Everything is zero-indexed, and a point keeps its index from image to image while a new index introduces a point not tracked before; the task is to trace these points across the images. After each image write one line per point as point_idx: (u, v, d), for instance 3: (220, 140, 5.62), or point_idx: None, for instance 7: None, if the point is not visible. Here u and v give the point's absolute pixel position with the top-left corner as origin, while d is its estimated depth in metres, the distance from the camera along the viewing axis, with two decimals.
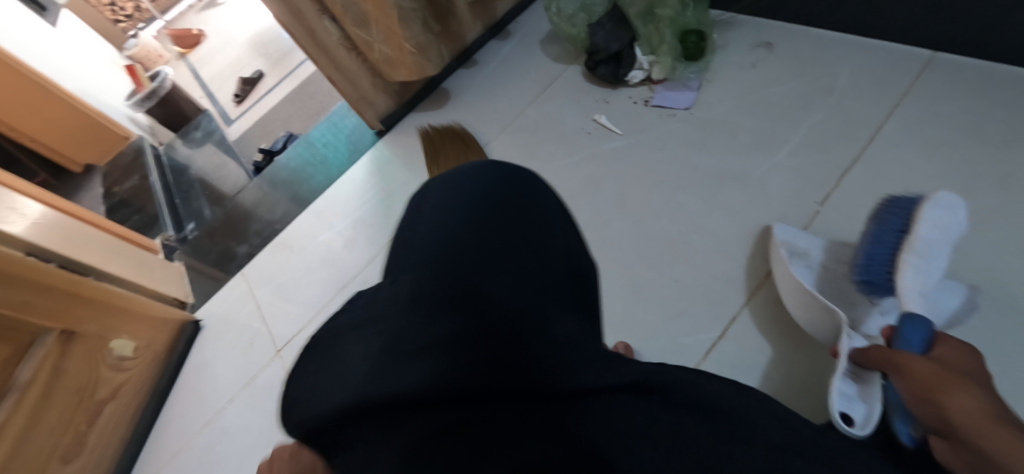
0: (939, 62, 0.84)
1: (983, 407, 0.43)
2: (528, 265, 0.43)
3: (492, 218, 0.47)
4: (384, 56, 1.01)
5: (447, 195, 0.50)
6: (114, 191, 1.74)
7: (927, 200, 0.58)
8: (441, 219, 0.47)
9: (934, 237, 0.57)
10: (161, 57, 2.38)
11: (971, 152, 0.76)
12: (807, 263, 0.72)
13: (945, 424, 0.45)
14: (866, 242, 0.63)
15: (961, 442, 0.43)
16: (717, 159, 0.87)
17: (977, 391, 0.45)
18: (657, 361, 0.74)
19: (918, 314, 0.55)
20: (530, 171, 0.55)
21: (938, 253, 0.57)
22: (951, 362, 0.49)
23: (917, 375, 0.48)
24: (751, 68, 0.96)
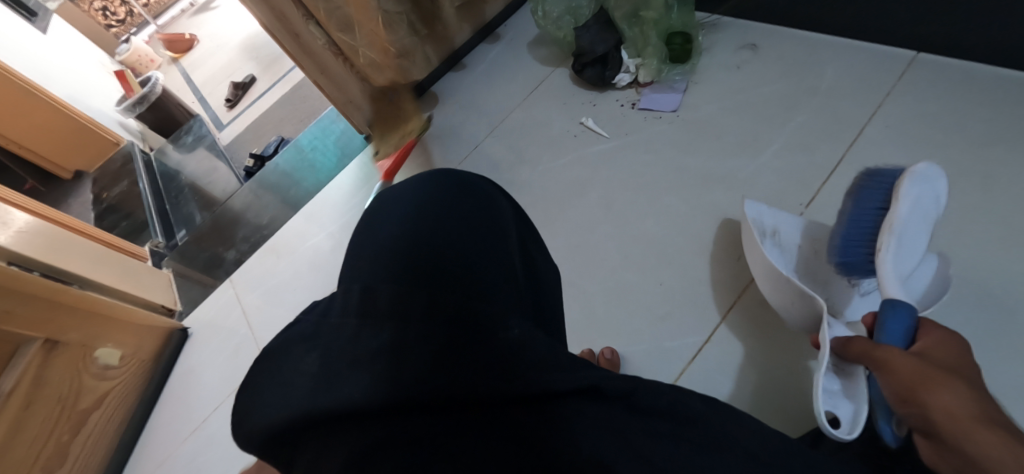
0: (923, 63, 0.84)
1: (969, 407, 0.42)
2: (488, 270, 0.44)
3: (452, 226, 0.48)
4: (370, 60, 1.01)
5: (408, 204, 0.52)
6: (103, 197, 1.73)
7: (906, 177, 0.60)
8: (402, 227, 0.48)
9: (909, 216, 0.59)
10: (152, 62, 2.37)
11: (955, 152, 0.76)
12: (776, 242, 0.73)
13: (929, 426, 0.44)
14: (844, 222, 0.64)
15: (947, 444, 0.43)
16: (704, 161, 0.87)
17: (963, 388, 0.43)
18: (644, 364, 0.74)
19: (899, 300, 0.53)
20: (484, 185, 0.57)
21: (914, 231, 0.59)
22: (934, 357, 0.47)
23: (900, 373, 0.46)
24: (736, 69, 0.96)
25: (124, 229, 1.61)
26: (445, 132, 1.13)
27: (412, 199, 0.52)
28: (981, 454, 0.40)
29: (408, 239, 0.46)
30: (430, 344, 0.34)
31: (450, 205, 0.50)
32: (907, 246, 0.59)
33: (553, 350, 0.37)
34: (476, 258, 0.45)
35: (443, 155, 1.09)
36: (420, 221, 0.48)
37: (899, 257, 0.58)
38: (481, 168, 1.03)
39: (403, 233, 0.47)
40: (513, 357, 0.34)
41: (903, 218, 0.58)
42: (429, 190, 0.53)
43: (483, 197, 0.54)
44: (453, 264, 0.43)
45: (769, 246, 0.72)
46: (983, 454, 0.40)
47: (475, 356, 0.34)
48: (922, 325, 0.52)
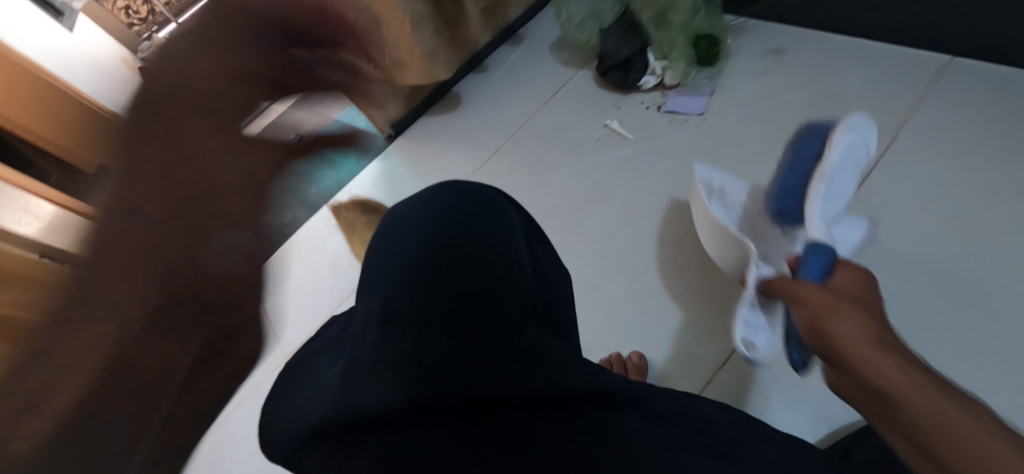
0: (957, 68, 0.82)
1: (868, 333, 0.39)
2: (504, 278, 0.44)
3: (465, 236, 0.48)
4: (394, 61, 1.01)
5: (420, 217, 0.51)
6: None
7: (840, 126, 0.65)
8: (413, 240, 0.48)
9: (840, 162, 0.63)
10: None
11: (989, 161, 0.74)
12: (723, 200, 0.75)
13: (832, 352, 0.41)
14: (782, 171, 0.67)
15: (849, 371, 0.39)
16: (728, 167, 0.87)
17: (868, 319, 0.40)
18: (667, 371, 0.74)
19: (822, 243, 0.56)
20: (492, 192, 0.57)
21: (843, 177, 0.64)
22: (846, 288, 0.47)
23: (810, 304, 0.45)
24: (763, 74, 0.95)
25: None
26: (466, 134, 1.13)
27: (421, 212, 0.52)
28: (879, 381, 0.35)
29: (423, 250, 0.46)
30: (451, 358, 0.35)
31: (462, 217, 0.51)
32: (836, 190, 0.64)
33: (562, 359, 0.37)
34: (490, 267, 0.45)
35: (464, 157, 1.10)
36: (433, 232, 0.48)
37: (827, 202, 0.62)
38: (502, 171, 1.03)
39: (414, 244, 0.47)
40: (531, 363, 0.36)
41: (833, 164, 0.63)
42: (438, 203, 0.53)
43: (491, 208, 0.54)
44: (467, 277, 0.43)
45: (713, 203, 0.74)
46: (872, 373, 0.36)
47: (497, 364, 0.35)
48: (843, 264, 0.52)
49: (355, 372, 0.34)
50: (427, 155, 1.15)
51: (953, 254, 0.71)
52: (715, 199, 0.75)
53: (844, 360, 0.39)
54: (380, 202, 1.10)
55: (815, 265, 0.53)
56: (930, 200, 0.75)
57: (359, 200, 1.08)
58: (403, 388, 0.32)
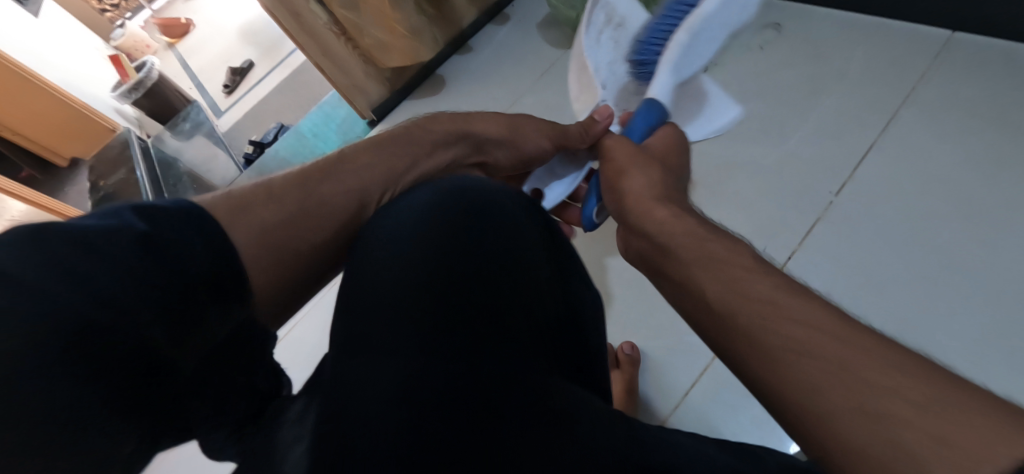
0: (958, 42, 0.78)
1: (651, 184, 0.56)
2: (510, 309, 0.42)
3: (473, 251, 0.44)
4: (376, 40, 0.97)
5: (423, 216, 0.47)
6: (101, 185, 1.70)
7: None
8: (410, 245, 0.44)
9: (713, 15, 0.65)
10: (149, 47, 2.30)
11: (993, 138, 0.70)
12: (616, 30, 0.73)
13: (621, 210, 0.57)
14: (659, 16, 0.69)
15: (631, 223, 0.54)
16: (723, 148, 0.84)
17: (655, 172, 0.57)
18: (664, 363, 0.69)
19: (655, 104, 0.67)
20: (499, 191, 0.50)
21: (707, 39, 0.69)
22: (656, 150, 0.63)
23: (619, 162, 0.60)
24: (759, 51, 0.90)
25: None
26: None
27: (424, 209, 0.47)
28: (658, 230, 0.50)
29: (425, 264, 0.43)
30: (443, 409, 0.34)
31: (472, 222, 0.46)
32: (697, 50, 0.69)
33: (567, 422, 0.36)
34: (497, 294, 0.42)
35: None
36: (437, 239, 0.44)
37: (685, 61, 0.69)
38: None
39: (412, 254, 0.44)
40: (524, 419, 0.35)
41: (704, 16, 0.65)
42: (447, 202, 0.48)
43: (502, 210, 0.48)
44: (470, 305, 0.41)
45: (601, 32, 0.72)
46: (650, 221, 0.51)
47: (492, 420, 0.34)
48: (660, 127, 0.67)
49: (336, 417, 0.34)
50: None
51: (957, 235, 0.67)
52: (608, 26, 0.73)
53: (641, 220, 0.53)
54: None
55: (643, 120, 0.67)
56: (933, 179, 0.71)
57: None
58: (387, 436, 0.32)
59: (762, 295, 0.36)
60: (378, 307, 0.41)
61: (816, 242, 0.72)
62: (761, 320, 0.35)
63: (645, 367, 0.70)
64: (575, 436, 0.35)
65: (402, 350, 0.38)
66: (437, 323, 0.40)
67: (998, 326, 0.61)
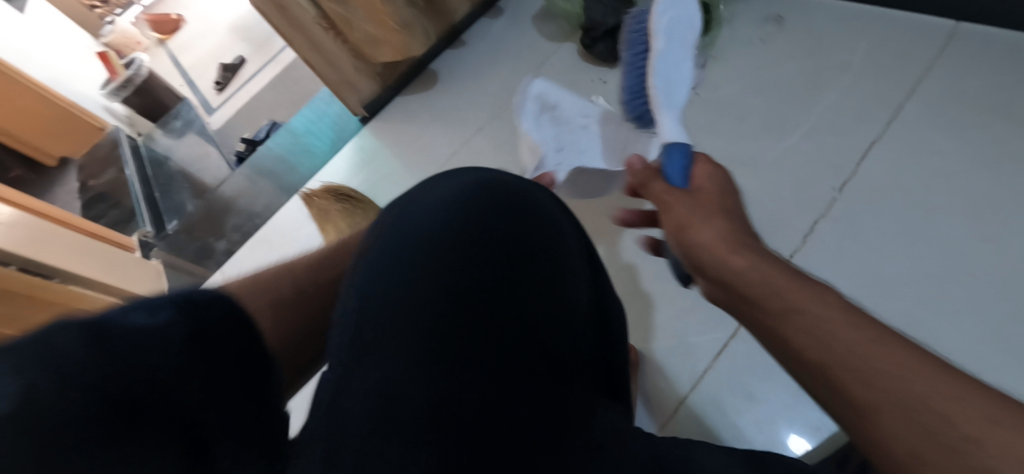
0: (963, 34, 0.76)
1: (723, 236, 0.41)
2: (544, 315, 0.39)
3: (505, 250, 0.41)
4: (366, 34, 0.94)
5: (451, 207, 0.43)
6: (90, 185, 1.66)
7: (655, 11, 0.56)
8: (438, 239, 0.41)
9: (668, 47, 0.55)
10: (139, 44, 2.26)
11: (1000, 131, 0.68)
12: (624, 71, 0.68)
13: (698, 267, 0.44)
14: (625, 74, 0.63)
15: (730, 294, 0.41)
16: (724, 143, 0.81)
17: (723, 221, 0.42)
18: (664, 365, 0.67)
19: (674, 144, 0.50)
20: (524, 189, 0.47)
21: (676, 62, 0.56)
22: (706, 194, 0.45)
23: (668, 215, 0.46)
24: (759, 43, 0.88)
25: (111, 218, 1.54)
26: (446, 114, 1.07)
27: (453, 200, 0.44)
28: (747, 292, 0.39)
29: (452, 261, 0.40)
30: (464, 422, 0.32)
31: (505, 218, 0.43)
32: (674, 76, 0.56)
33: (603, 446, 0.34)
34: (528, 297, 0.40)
35: (446, 138, 1.04)
36: (466, 234, 0.41)
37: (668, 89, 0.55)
38: (485, 153, 0.98)
39: (439, 248, 0.40)
40: (550, 439, 0.33)
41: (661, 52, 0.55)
42: (477, 194, 0.44)
43: (537, 208, 0.45)
44: (500, 309, 0.38)
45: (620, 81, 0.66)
46: (734, 275, 0.40)
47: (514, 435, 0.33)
48: (696, 160, 0.48)
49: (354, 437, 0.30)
50: (406, 138, 1.08)
51: (965, 232, 0.65)
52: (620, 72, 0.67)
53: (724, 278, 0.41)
54: (354, 189, 1.02)
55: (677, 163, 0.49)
56: (939, 173, 0.69)
57: (331, 187, 0.99)
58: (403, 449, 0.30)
59: (855, 352, 0.32)
60: (400, 302, 0.38)
61: (818, 240, 0.71)
62: (863, 363, 0.32)
63: (646, 370, 0.68)
64: (600, 458, 0.33)
65: (424, 352, 0.35)
66: (464, 326, 0.37)
67: (1009, 325, 0.60)
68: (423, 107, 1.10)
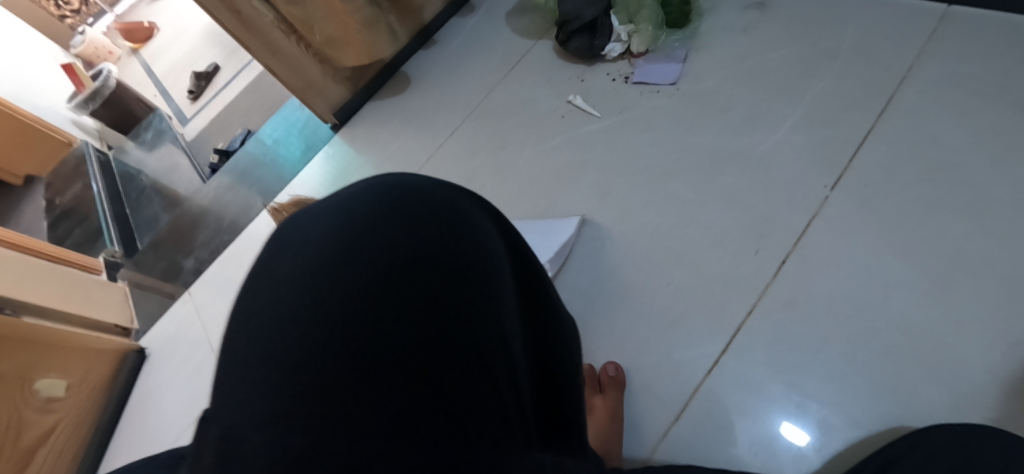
0: (952, 20, 0.73)
1: None
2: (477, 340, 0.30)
3: (433, 257, 0.32)
4: (328, 37, 0.90)
5: (361, 206, 0.33)
6: (56, 203, 1.59)
7: None
8: (335, 250, 0.31)
9: None
10: (110, 54, 2.17)
11: (997, 119, 0.65)
12: None
13: None
14: None
15: None
16: (711, 139, 0.76)
17: None
18: (652, 383, 0.63)
19: None
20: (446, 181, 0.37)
21: None
22: None
23: None
24: (742, 33, 0.84)
25: (77, 237, 1.47)
26: (419, 117, 1.02)
27: (355, 200, 0.34)
28: None
29: (362, 280, 0.30)
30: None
31: (426, 219, 0.33)
32: None
33: None
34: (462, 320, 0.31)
35: (419, 143, 0.98)
36: (381, 243, 0.31)
37: None
38: (460, 156, 0.92)
39: (342, 263, 0.30)
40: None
41: None
42: (391, 188, 0.35)
43: (469, 210, 0.36)
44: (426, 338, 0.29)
45: None
46: None
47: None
48: None
49: None
50: (378, 143, 1.03)
51: (965, 227, 0.61)
52: None
53: None
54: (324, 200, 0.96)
55: None
56: (935, 168, 0.65)
57: (302, 200, 0.94)
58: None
59: None
60: (287, 339, 0.28)
61: (813, 241, 0.65)
62: None
63: (632, 387, 0.64)
64: None
65: (323, 409, 0.25)
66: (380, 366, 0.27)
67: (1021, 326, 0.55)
68: (394, 113, 1.05)
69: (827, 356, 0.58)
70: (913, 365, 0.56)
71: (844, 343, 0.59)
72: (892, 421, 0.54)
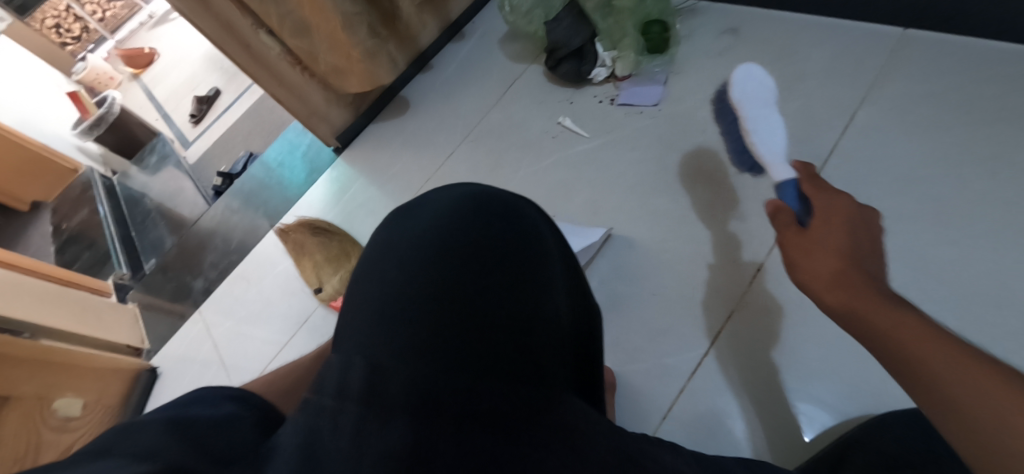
0: (909, 42, 0.79)
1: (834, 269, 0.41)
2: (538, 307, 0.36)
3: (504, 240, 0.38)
4: (331, 66, 0.95)
5: (432, 214, 0.40)
6: (63, 228, 1.63)
7: (732, 81, 0.70)
8: (429, 237, 0.38)
9: (750, 94, 0.67)
10: (112, 79, 2.22)
11: (952, 135, 0.71)
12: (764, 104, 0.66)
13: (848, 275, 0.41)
14: (728, 138, 0.73)
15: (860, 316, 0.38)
16: (691, 158, 0.81)
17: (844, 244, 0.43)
18: (642, 387, 0.67)
19: (785, 179, 0.57)
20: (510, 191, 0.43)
21: (763, 115, 0.65)
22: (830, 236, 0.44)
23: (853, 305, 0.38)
24: (718, 56, 0.90)
25: (85, 261, 1.51)
26: (419, 139, 1.07)
27: (444, 204, 0.41)
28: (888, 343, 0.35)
29: (450, 258, 0.36)
30: (458, 440, 0.25)
31: (499, 211, 0.40)
32: (765, 128, 0.64)
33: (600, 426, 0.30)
34: (513, 323, 0.34)
35: (418, 164, 1.03)
36: (446, 235, 0.38)
37: (766, 137, 0.63)
38: (457, 177, 0.97)
39: (438, 245, 0.37)
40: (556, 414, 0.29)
41: (743, 108, 0.67)
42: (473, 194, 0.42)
43: (531, 214, 0.42)
44: (482, 324, 0.33)
45: (757, 118, 0.65)
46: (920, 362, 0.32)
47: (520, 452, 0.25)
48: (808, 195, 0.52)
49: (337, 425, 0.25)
50: (377, 164, 1.08)
51: (923, 236, 0.66)
52: (757, 103, 0.66)
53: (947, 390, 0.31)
54: (329, 221, 1.01)
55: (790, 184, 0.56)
56: (897, 181, 0.70)
57: (306, 220, 0.99)
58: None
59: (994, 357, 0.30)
60: (394, 300, 0.34)
61: None
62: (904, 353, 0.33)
63: (623, 391, 0.68)
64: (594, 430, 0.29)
65: (400, 348, 0.31)
66: (443, 328, 0.32)
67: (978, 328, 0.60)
68: (392, 136, 1.10)
69: (802, 356, 0.63)
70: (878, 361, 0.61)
71: (819, 345, 0.63)
72: (858, 413, 0.58)
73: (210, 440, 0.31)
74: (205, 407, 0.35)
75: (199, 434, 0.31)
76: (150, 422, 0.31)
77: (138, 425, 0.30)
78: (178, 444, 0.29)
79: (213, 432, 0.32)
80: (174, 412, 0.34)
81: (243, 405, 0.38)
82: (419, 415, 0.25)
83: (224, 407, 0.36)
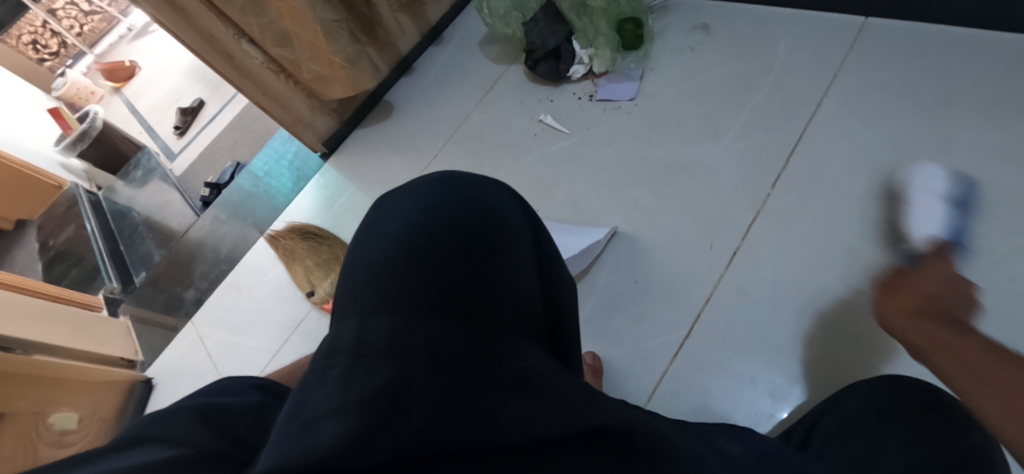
0: (869, 32, 0.82)
1: None
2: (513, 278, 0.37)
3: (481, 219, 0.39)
4: (315, 74, 0.97)
5: (415, 204, 0.42)
6: (50, 245, 1.63)
7: None
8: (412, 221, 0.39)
9: None
10: (93, 94, 2.21)
11: (912, 118, 0.73)
12: None
13: None
14: None
15: None
16: (666, 149, 0.84)
17: None
18: (627, 371, 0.69)
19: None
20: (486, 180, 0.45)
21: None
22: None
23: None
24: (690, 52, 0.93)
25: (74, 277, 1.51)
26: (403, 142, 1.08)
27: (427, 194, 0.42)
28: None
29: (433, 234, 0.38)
30: (433, 384, 0.26)
31: (475, 197, 0.42)
32: None
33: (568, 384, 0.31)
34: (491, 287, 0.35)
35: (403, 167, 1.05)
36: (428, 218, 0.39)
37: None
38: None
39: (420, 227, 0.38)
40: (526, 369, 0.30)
41: None
42: (452, 183, 0.43)
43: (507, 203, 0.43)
44: (462, 283, 0.34)
45: None
46: None
47: (489, 395, 0.27)
48: None
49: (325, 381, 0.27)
50: (365, 169, 1.09)
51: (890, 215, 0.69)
52: None
53: None
54: (319, 226, 1.03)
55: None
56: (863, 163, 0.73)
57: (296, 226, 1.01)
58: (357, 427, 0.24)
59: None
60: (379, 274, 0.35)
61: (758, 235, 0.73)
62: None
63: (609, 376, 0.70)
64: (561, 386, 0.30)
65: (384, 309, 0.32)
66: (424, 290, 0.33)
67: None
68: (378, 141, 1.11)
69: (777, 334, 0.66)
70: (846, 338, 0.63)
71: (792, 323, 0.66)
72: (830, 386, 0.61)
73: (236, 427, 0.32)
74: (232, 395, 0.37)
75: (223, 420, 0.32)
76: (182, 410, 0.33)
77: (169, 414, 0.33)
78: (196, 431, 0.31)
79: (237, 417, 0.33)
80: (205, 399, 0.36)
81: (268, 393, 0.39)
82: (397, 361, 0.27)
83: (249, 394, 0.37)
